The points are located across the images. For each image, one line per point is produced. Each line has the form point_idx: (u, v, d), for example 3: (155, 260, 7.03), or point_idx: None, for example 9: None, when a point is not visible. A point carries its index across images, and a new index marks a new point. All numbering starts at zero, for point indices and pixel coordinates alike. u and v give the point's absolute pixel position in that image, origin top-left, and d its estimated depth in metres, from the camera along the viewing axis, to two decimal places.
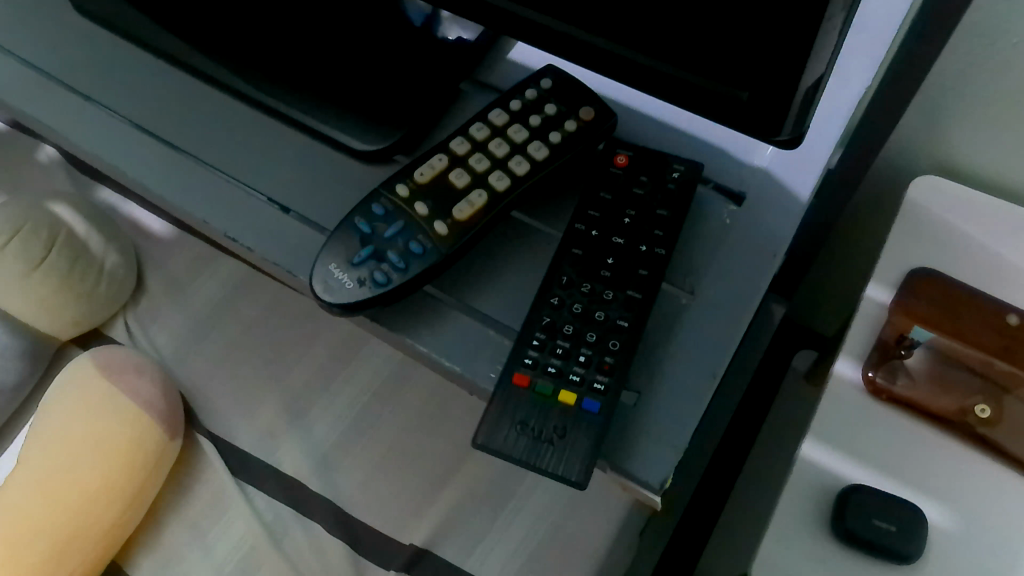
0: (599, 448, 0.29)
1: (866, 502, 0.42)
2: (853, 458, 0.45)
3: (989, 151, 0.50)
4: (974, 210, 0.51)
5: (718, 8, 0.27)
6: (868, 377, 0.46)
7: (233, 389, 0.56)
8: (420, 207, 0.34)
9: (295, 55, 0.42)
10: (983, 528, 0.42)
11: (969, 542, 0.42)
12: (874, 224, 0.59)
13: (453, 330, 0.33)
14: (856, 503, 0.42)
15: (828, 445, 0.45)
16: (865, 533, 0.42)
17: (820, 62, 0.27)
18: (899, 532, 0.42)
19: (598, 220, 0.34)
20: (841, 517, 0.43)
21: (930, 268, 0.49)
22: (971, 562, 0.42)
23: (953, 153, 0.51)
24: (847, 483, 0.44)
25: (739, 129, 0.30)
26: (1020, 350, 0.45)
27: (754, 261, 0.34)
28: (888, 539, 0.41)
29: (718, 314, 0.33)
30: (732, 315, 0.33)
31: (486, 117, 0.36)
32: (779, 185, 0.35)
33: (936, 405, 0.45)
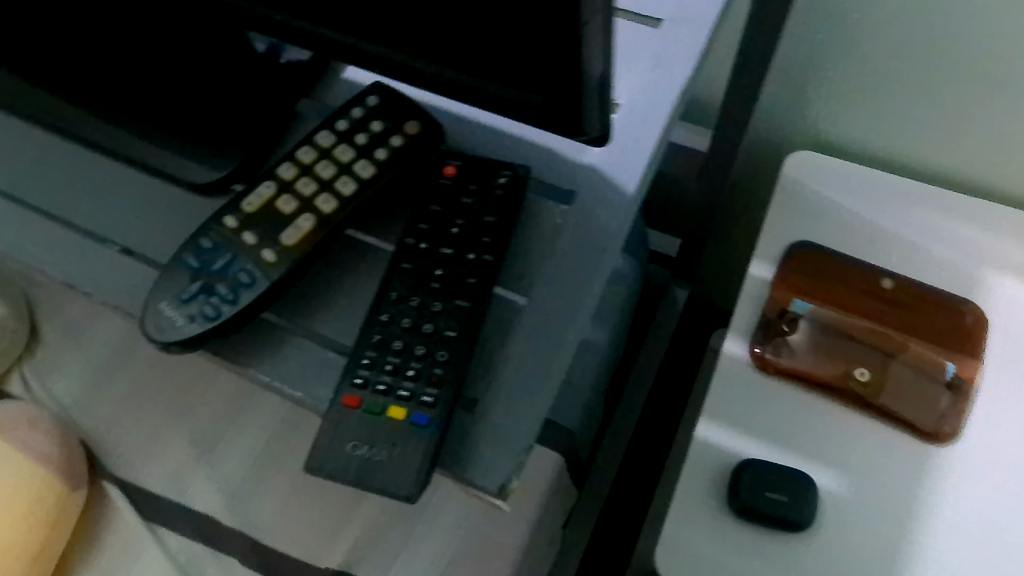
0: (430, 460, 0.29)
1: (758, 476, 0.52)
2: (743, 431, 0.55)
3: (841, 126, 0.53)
4: (850, 188, 0.62)
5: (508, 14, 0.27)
6: (756, 353, 0.56)
7: (139, 432, 0.55)
8: (249, 236, 0.34)
9: (133, 90, 0.42)
10: (858, 479, 0.52)
11: (845, 493, 0.52)
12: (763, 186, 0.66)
13: (294, 357, 0.33)
14: (749, 477, 0.52)
15: (718, 419, 0.55)
16: (758, 505, 0.51)
17: (597, 69, 0.27)
18: (790, 500, 0.51)
19: (427, 233, 0.34)
20: (736, 494, 0.52)
21: (810, 244, 0.60)
22: (840, 505, 0.52)
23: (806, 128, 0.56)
24: (743, 458, 0.54)
25: (548, 130, 0.30)
26: (885, 308, 0.57)
27: (589, 256, 0.34)
28: (778, 507, 0.51)
29: (552, 315, 0.33)
30: (564, 314, 0.33)
31: (312, 139, 0.36)
32: (606, 183, 0.35)
33: (821, 374, 0.55)
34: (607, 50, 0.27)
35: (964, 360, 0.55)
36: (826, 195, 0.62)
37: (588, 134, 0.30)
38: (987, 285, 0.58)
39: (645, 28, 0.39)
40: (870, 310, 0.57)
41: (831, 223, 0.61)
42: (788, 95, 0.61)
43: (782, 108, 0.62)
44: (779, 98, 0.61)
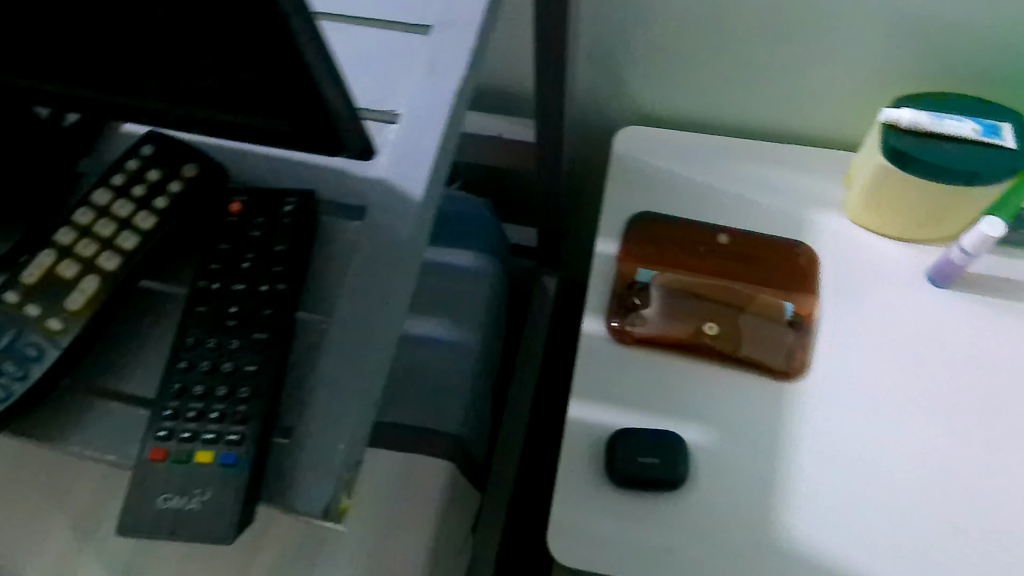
0: (242, 496, 0.29)
1: (631, 445, 0.53)
2: (610, 402, 0.56)
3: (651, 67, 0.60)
4: (677, 155, 0.65)
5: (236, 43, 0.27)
6: (612, 326, 0.58)
7: None
8: (31, 308, 0.33)
9: None
10: (723, 428, 0.55)
11: (713, 444, 0.54)
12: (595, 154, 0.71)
13: (99, 424, 0.32)
14: (623, 447, 0.53)
15: (584, 396, 0.57)
16: (635, 473, 0.52)
17: (337, 97, 0.29)
18: (663, 461, 0.53)
19: (219, 273, 0.34)
20: (615, 466, 0.53)
21: (649, 213, 0.62)
22: (711, 456, 0.54)
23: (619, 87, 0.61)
24: (615, 430, 0.55)
25: (316, 150, 0.32)
26: (723, 261, 0.60)
27: (384, 265, 0.34)
28: (653, 470, 0.52)
29: (357, 329, 0.33)
30: (369, 326, 0.33)
31: (88, 199, 0.35)
32: (393, 191, 0.36)
33: (674, 334, 0.57)
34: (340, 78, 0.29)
35: (798, 296, 0.58)
36: (655, 165, 0.64)
37: (350, 149, 0.31)
38: (813, 223, 0.61)
39: (415, 37, 0.40)
40: (710, 265, 0.60)
41: (663, 190, 0.63)
42: (601, 75, 0.63)
43: (599, 89, 0.65)
44: (594, 80, 0.64)
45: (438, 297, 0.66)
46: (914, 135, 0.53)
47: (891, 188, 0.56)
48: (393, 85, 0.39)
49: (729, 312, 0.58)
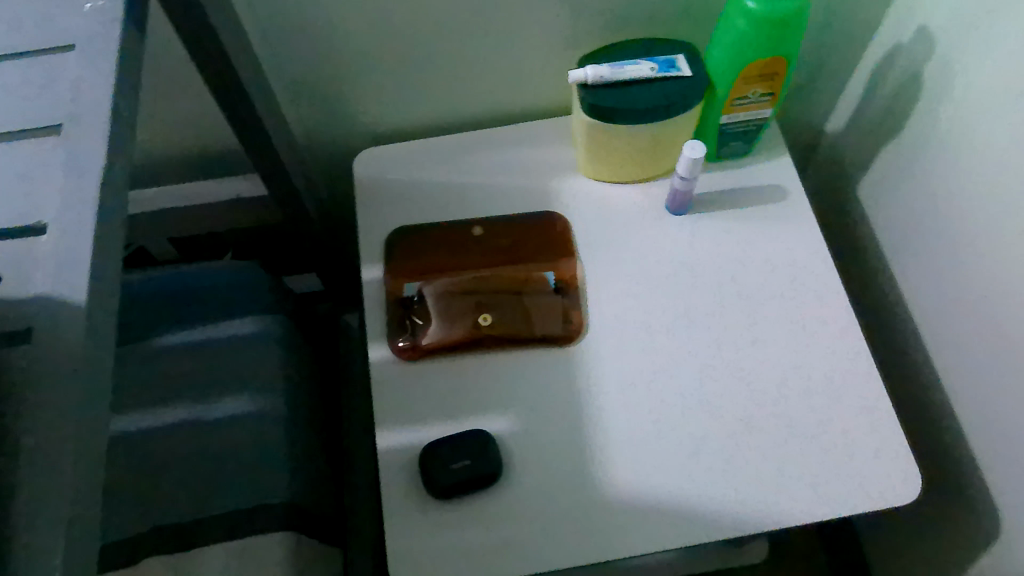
0: None
1: (440, 456, 0.53)
2: (412, 420, 0.56)
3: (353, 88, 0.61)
4: (416, 164, 0.66)
5: None
6: (398, 348, 0.58)
7: None
8: None
9: None
10: (524, 409, 0.56)
11: (519, 427, 0.55)
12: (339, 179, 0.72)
13: None
14: (434, 461, 0.53)
15: (385, 423, 0.57)
16: (451, 481, 0.52)
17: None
18: (474, 461, 0.53)
19: None
20: (431, 482, 0.53)
21: (403, 227, 0.63)
22: (521, 439, 0.55)
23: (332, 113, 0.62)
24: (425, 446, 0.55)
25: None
26: (483, 251, 0.61)
27: (61, 368, 0.33)
28: (466, 472, 0.53)
29: (40, 455, 0.31)
30: (52, 448, 0.31)
31: None
32: (51, 302, 0.34)
33: (453, 336, 0.58)
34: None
35: (558, 263, 0.60)
36: (398, 178, 0.66)
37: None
38: (557, 191, 0.64)
39: (48, 138, 0.39)
40: (472, 258, 0.61)
41: (410, 201, 0.64)
42: (314, 111, 0.64)
43: (319, 122, 0.65)
44: (309, 117, 0.64)
45: (229, 373, 0.64)
46: (606, 87, 0.56)
47: (604, 138, 0.59)
48: (35, 187, 0.38)
49: (501, 298, 0.59)
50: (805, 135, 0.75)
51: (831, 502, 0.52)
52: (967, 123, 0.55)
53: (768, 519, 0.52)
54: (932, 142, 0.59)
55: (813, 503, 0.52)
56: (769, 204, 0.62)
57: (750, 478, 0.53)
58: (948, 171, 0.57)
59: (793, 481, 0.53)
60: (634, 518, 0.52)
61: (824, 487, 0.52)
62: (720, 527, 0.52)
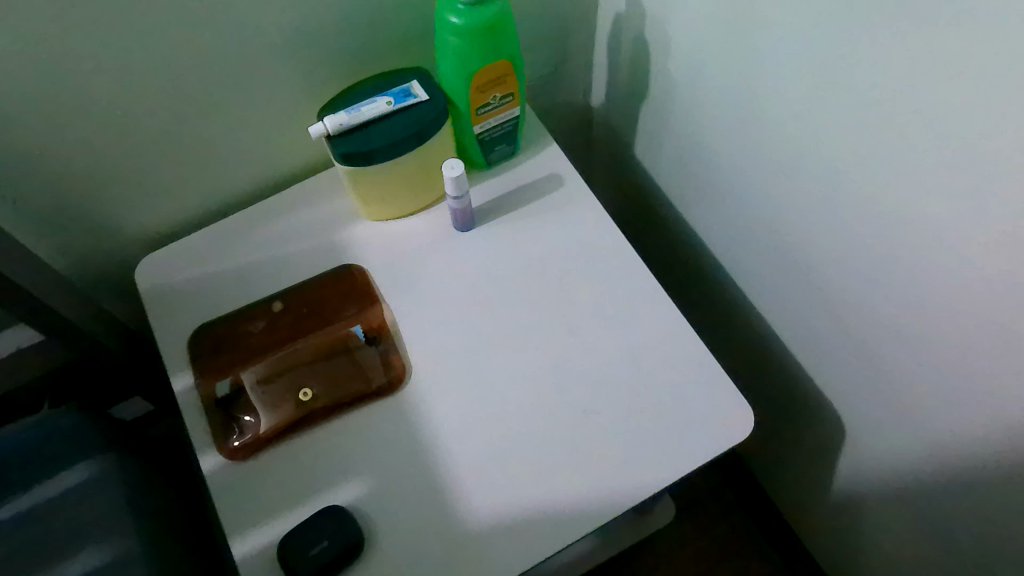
0: None
1: (298, 546, 0.51)
2: (260, 519, 0.54)
3: (101, 189, 0.59)
4: (198, 258, 0.64)
5: None
6: (226, 450, 0.56)
7: None
8: None
9: None
10: (370, 469, 0.55)
11: (370, 490, 0.54)
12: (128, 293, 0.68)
13: None
14: (293, 553, 0.51)
15: (234, 532, 0.54)
16: (314, 567, 0.51)
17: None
18: (333, 539, 0.51)
19: None
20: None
21: (200, 327, 0.60)
22: (377, 499, 0.54)
23: (82, 221, 0.60)
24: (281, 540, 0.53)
25: None
26: (286, 325, 0.60)
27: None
28: (328, 554, 0.51)
29: None
30: None
31: None
32: None
33: (280, 420, 0.56)
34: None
35: (364, 313, 0.60)
36: (184, 277, 0.63)
37: None
38: (347, 243, 0.63)
39: None
40: (276, 337, 0.59)
41: (203, 298, 0.62)
42: (70, 235, 0.60)
43: (79, 246, 0.61)
44: (67, 243, 0.60)
45: (69, 526, 0.60)
46: (350, 133, 0.56)
47: (368, 180, 0.59)
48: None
49: (316, 367, 0.57)
50: (576, 116, 0.78)
51: (680, 457, 0.53)
52: (696, 69, 0.58)
53: (626, 495, 0.52)
54: (674, 94, 0.62)
55: (664, 464, 0.53)
56: (550, 195, 0.63)
57: (600, 460, 0.53)
58: (697, 117, 0.60)
59: (646, 450, 0.54)
60: (503, 540, 0.52)
61: (669, 445, 0.53)
62: (584, 518, 0.52)
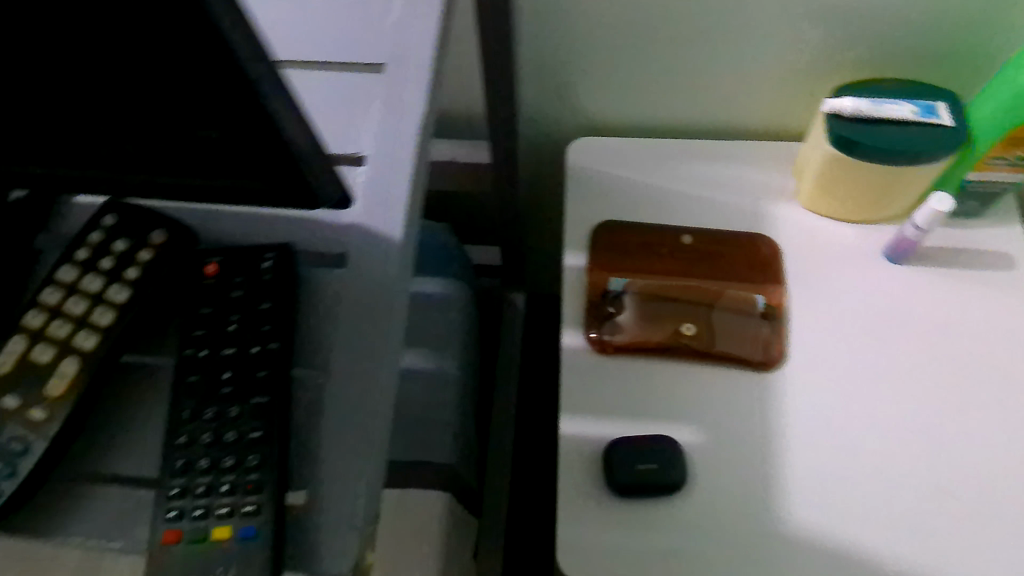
0: (272, 566, 0.28)
1: (626, 453, 0.53)
2: (595, 412, 0.57)
3: (600, 68, 0.62)
4: (631, 159, 0.66)
5: (213, 120, 0.27)
6: (593, 338, 0.58)
7: None
8: (9, 401, 0.31)
9: None
10: (711, 423, 0.56)
11: (704, 441, 0.55)
12: (549, 161, 0.72)
13: (91, 512, 0.31)
14: (619, 457, 0.53)
15: (568, 410, 0.57)
16: (634, 481, 0.52)
17: (299, 135, 0.27)
18: (660, 466, 0.53)
19: (205, 339, 0.32)
20: (613, 476, 0.53)
21: (609, 221, 0.63)
22: (707, 453, 0.55)
23: (568, 86, 0.64)
24: (608, 440, 0.56)
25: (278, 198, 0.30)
26: (688, 261, 0.61)
27: (367, 369, 0.33)
28: (652, 476, 0.52)
29: (350, 396, 0.32)
30: (366, 392, 0.32)
31: (54, 278, 0.33)
32: (372, 236, 0.35)
33: (653, 338, 0.58)
34: (301, 114, 0.27)
35: (765, 287, 0.60)
36: (611, 170, 0.65)
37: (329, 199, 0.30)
38: (770, 215, 0.63)
39: (369, 76, 0.40)
40: (676, 266, 0.61)
41: (622, 197, 0.64)
42: (546, 89, 0.64)
43: (545, 101, 0.65)
44: (539, 95, 0.65)
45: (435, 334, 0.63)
46: (857, 121, 0.55)
47: (834, 173, 0.58)
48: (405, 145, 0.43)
49: (706, 313, 0.59)
50: None
51: None
52: None
53: None
54: None
55: None
56: (991, 273, 0.60)
57: (937, 540, 0.51)
58: None
59: (987, 559, 0.51)
60: (808, 556, 0.51)
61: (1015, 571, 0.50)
62: None
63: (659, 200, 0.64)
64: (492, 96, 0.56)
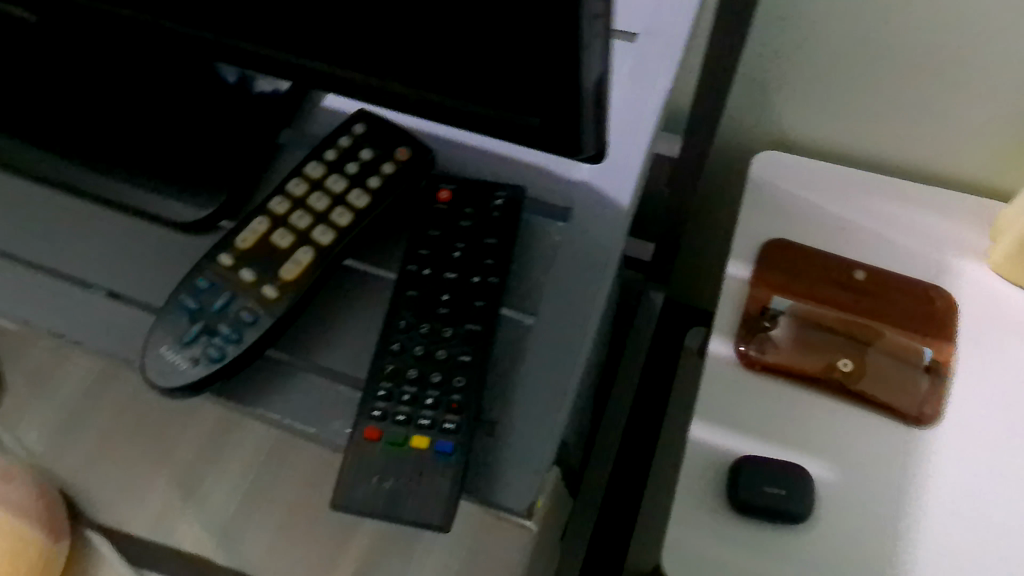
0: (460, 486, 0.30)
1: (754, 473, 0.52)
2: (728, 421, 0.55)
3: (813, 83, 0.60)
4: (815, 183, 0.63)
5: (505, 42, 0.27)
6: (742, 351, 0.57)
7: (126, 478, 0.53)
8: (246, 274, 0.33)
9: (122, 131, 0.40)
10: (850, 466, 0.52)
11: (839, 481, 0.52)
12: (728, 171, 0.70)
13: (299, 393, 0.33)
14: (745, 475, 0.52)
15: (701, 416, 0.56)
16: (757, 502, 0.51)
17: (592, 74, 0.26)
18: (787, 494, 0.50)
19: (429, 259, 0.34)
20: (735, 493, 0.52)
21: (779, 239, 0.61)
22: (840, 495, 0.52)
23: (773, 97, 0.62)
24: (737, 455, 0.54)
25: (545, 147, 0.30)
26: (855, 299, 0.59)
27: (573, 325, 0.34)
28: (776, 502, 0.50)
29: (553, 340, 0.33)
30: (566, 340, 0.33)
31: (302, 171, 0.35)
32: (600, 197, 0.36)
33: (805, 365, 0.56)
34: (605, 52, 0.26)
35: (935, 343, 0.56)
36: (792, 189, 0.63)
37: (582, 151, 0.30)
38: (953, 270, 0.59)
39: (620, 43, 0.39)
40: (841, 300, 0.59)
41: (800, 215, 0.62)
42: (749, 95, 0.62)
43: (744, 119, 0.63)
44: (739, 102, 0.63)
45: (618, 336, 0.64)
46: None
47: None
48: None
49: (865, 354, 0.56)
50: None
51: None
52: None
53: None
54: None
55: None
56: None
57: None
58: None
59: None
60: None
61: None
62: None
63: (837, 230, 0.62)
64: (703, 89, 0.55)
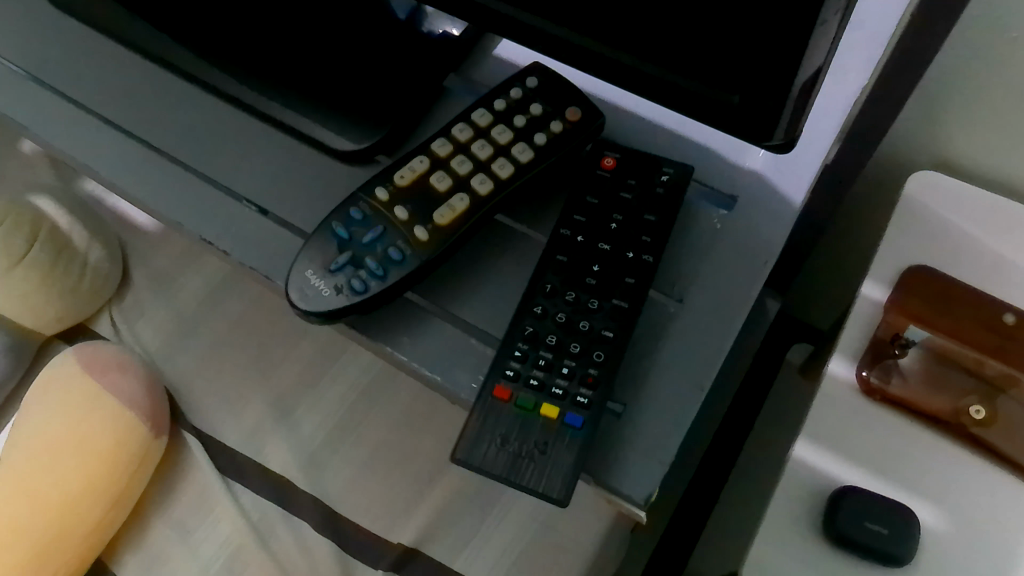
0: (582, 463, 0.29)
1: (859, 501, 0.39)
2: (843, 455, 0.41)
3: None
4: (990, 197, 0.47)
5: (721, 7, 0.25)
6: (862, 377, 0.42)
7: (220, 388, 0.52)
8: (400, 211, 0.33)
9: (292, 55, 0.41)
10: (976, 530, 0.39)
11: (965, 543, 0.39)
12: None
13: (432, 339, 0.32)
14: (848, 504, 0.39)
15: (809, 433, 0.42)
16: (857, 539, 0.38)
17: (816, 52, 0.25)
18: (892, 535, 0.38)
19: (583, 226, 0.33)
20: (832, 521, 0.39)
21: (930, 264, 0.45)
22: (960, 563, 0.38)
23: None
24: (841, 485, 0.40)
25: (730, 132, 0.28)
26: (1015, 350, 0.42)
27: (721, 319, 0.32)
28: (880, 543, 0.38)
29: (703, 327, 0.32)
30: (712, 330, 0.32)
31: (469, 116, 0.35)
32: (770, 190, 0.35)
33: (930, 405, 0.41)
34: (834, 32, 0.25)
35: None
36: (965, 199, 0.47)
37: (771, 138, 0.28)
38: None
39: None
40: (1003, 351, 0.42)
41: (957, 229, 0.46)
42: None
43: (920, 133, 0.47)
44: None
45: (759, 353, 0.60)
46: None
47: None
48: None
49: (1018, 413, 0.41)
50: None
51: None
52: None
53: None
54: None
55: None
56: None
57: None
58: None
59: None
60: None
61: None
62: None
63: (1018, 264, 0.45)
64: None
